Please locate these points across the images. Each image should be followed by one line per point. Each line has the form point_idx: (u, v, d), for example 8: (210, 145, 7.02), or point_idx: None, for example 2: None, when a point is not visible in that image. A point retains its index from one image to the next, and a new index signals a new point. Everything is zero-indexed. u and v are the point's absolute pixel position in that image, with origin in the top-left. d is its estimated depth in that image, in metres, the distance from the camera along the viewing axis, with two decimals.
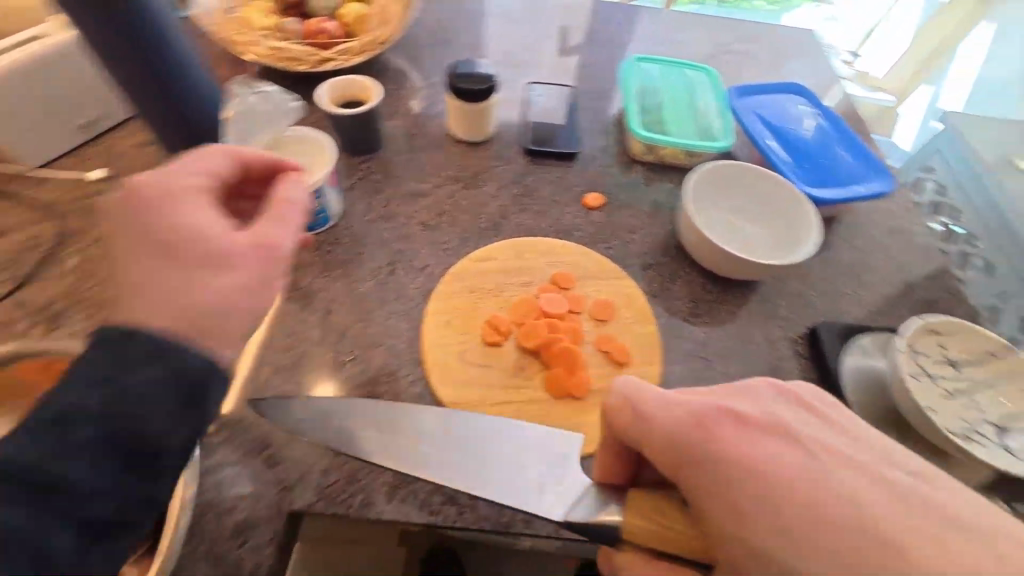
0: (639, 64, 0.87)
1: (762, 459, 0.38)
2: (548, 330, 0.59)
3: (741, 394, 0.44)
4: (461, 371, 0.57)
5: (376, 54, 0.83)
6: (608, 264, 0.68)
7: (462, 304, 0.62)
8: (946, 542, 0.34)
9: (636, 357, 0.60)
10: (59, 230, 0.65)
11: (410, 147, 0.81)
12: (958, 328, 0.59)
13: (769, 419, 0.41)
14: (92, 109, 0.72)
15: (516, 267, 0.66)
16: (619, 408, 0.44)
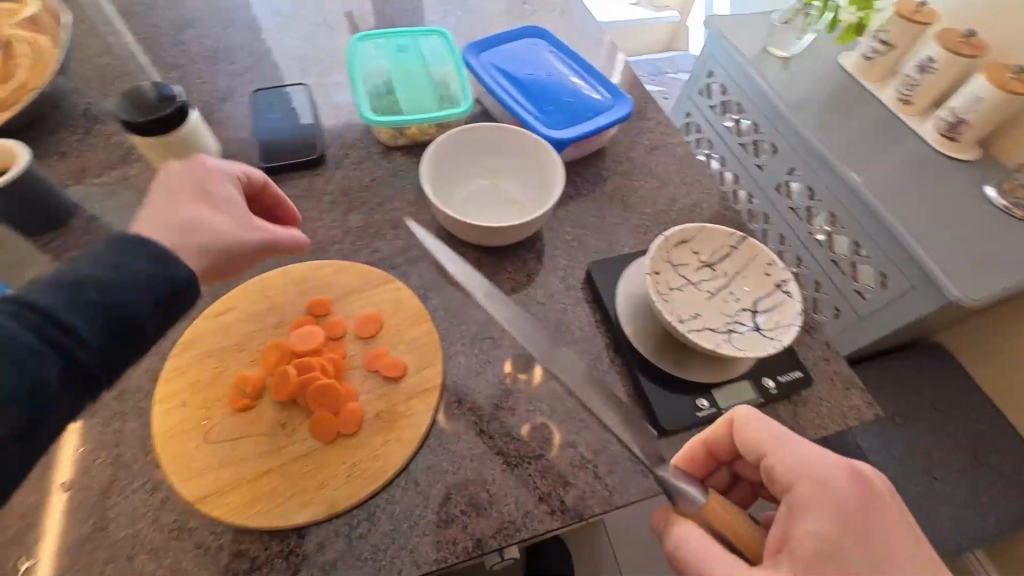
0: (367, 43, 0.80)
1: (836, 522, 0.39)
2: (300, 371, 0.51)
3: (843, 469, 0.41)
4: (206, 455, 0.48)
5: (32, 103, 0.67)
6: (370, 271, 0.61)
7: (199, 375, 0.52)
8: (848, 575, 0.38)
9: (411, 363, 0.55)
10: None
11: (118, 204, 0.67)
12: (700, 230, 0.61)
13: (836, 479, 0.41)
14: None
15: (264, 307, 0.58)
16: (748, 428, 0.45)
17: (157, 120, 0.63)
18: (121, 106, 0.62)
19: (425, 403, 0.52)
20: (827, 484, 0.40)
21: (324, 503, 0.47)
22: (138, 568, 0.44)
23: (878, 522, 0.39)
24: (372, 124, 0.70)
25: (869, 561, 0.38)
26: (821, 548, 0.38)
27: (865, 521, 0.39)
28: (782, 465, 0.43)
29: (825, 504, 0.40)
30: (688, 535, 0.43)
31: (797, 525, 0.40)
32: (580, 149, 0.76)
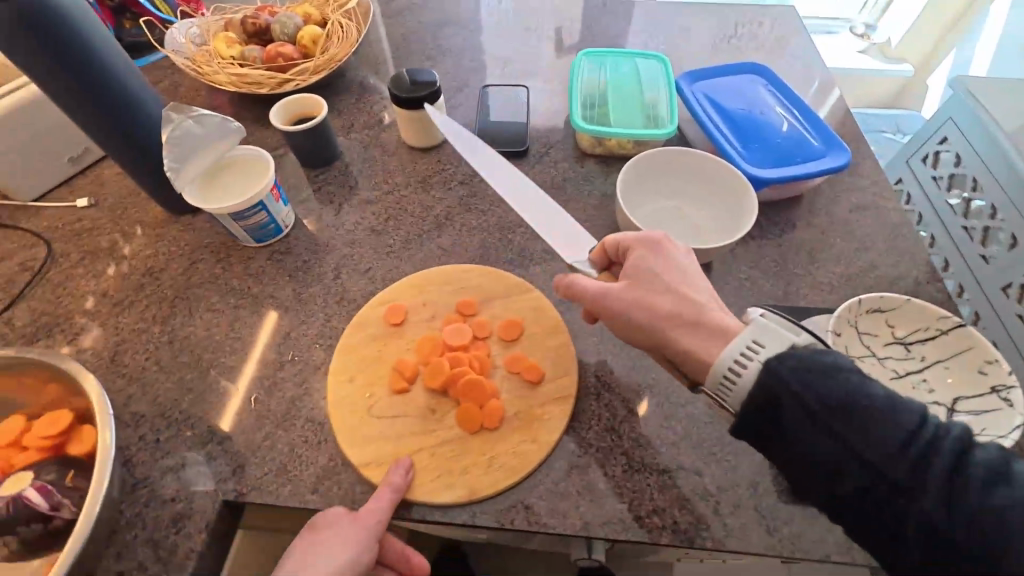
0: (590, 59, 0.88)
1: (655, 255, 0.52)
2: (450, 366, 0.57)
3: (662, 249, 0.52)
4: (370, 428, 0.55)
5: (333, 72, 0.88)
6: (514, 280, 0.66)
7: (363, 352, 0.60)
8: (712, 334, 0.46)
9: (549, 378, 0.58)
10: (49, 253, 0.73)
11: (367, 157, 0.85)
12: (905, 303, 0.55)
13: (672, 258, 0.52)
14: (80, 144, 0.80)
15: (418, 302, 0.65)
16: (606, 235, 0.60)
17: (416, 98, 0.77)
18: (395, 87, 0.78)
19: (561, 409, 0.56)
20: (673, 256, 0.52)
21: (463, 488, 0.52)
22: (326, 434, 0.56)
23: (684, 255, 0.53)
24: (580, 131, 0.77)
25: (697, 290, 0.50)
26: (649, 282, 0.50)
27: (683, 264, 0.51)
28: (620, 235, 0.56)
29: (644, 244, 0.53)
30: (561, 276, 0.56)
31: (636, 263, 0.52)
32: (776, 192, 0.74)
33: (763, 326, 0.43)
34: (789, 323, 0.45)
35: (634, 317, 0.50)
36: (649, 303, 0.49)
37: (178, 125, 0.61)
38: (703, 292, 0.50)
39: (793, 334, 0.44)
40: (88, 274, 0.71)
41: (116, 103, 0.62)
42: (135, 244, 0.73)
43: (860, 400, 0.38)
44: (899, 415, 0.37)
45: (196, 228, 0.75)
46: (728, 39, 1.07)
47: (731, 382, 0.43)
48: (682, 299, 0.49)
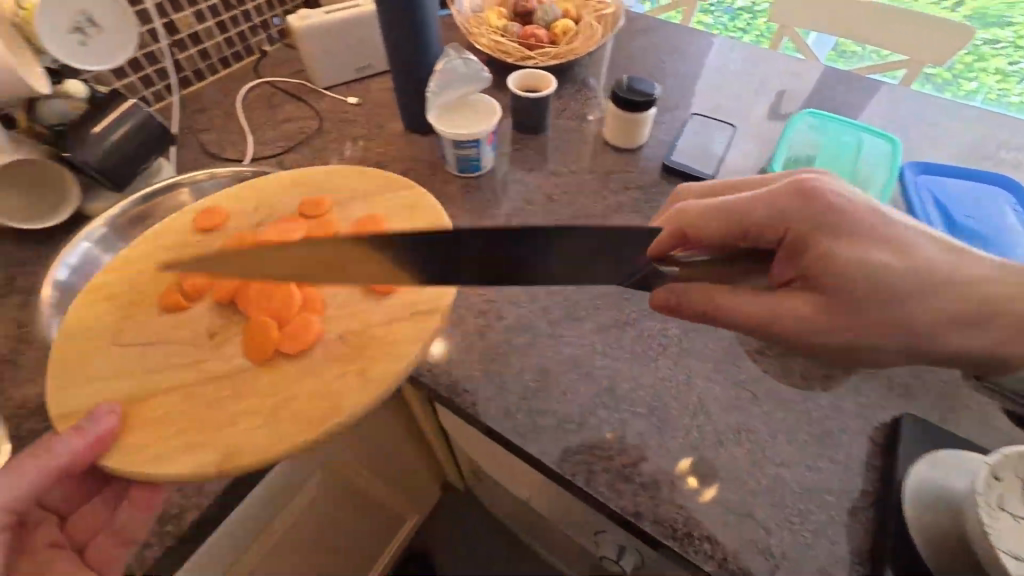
0: (814, 118, 0.87)
1: (829, 231, 0.47)
2: (265, 287, 0.64)
3: (837, 226, 0.47)
4: (133, 356, 0.60)
5: (568, 62, 1.00)
6: (389, 179, 0.75)
7: (143, 271, 0.67)
8: (938, 315, 0.46)
9: (407, 340, 0.60)
10: (319, 127, 0.95)
11: (566, 139, 0.95)
12: None
13: (848, 239, 0.46)
14: (368, 59, 1.03)
15: (260, 208, 0.73)
16: (688, 209, 0.52)
17: (633, 102, 0.85)
18: (619, 86, 0.87)
19: (413, 327, 0.62)
20: (832, 216, 0.47)
21: (320, 412, 0.55)
22: (452, 333, 0.66)
23: (823, 203, 0.48)
24: (775, 178, 0.77)
25: (873, 232, 0.47)
26: (865, 284, 0.45)
27: (839, 219, 0.47)
28: (758, 214, 0.49)
29: (767, 222, 0.49)
30: (684, 294, 0.52)
31: (827, 252, 0.46)
32: None
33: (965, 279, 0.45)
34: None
35: (851, 323, 0.46)
36: (876, 306, 0.46)
37: (450, 61, 0.74)
38: (881, 234, 0.47)
39: None
40: (338, 150, 0.91)
41: (416, 30, 0.79)
42: (375, 141, 0.93)
43: None
44: None
45: (419, 145, 0.91)
46: (980, 150, 0.96)
47: None
48: (892, 268, 0.45)
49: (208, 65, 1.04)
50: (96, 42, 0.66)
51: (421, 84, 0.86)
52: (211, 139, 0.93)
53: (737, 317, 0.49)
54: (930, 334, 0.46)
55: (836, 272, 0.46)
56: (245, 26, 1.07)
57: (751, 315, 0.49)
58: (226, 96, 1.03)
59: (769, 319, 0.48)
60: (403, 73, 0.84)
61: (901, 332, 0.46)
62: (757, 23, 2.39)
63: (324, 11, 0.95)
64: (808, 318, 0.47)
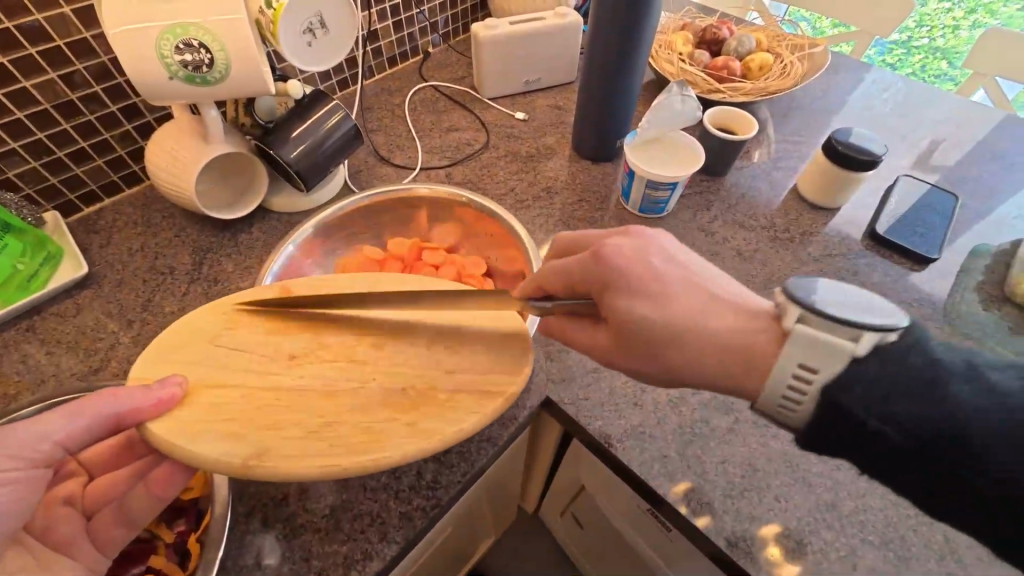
0: None
1: (612, 284, 0.47)
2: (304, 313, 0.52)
3: (632, 274, 0.46)
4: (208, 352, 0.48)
5: (760, 100, 0.91)
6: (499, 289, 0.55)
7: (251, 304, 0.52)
8: (731, 336, 0.44)
9: (459, 408, 0.45)
10: (485, 141, 0.92)
11: (750, 186, 0.86)
12: None
13: (616, 277, 0.47)
14: (539, 74, 0.99)
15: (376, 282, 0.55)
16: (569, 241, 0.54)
17: (851, 160, 0.75)
18: (835, 137, 0.77)
19: (468, 404, 0.45)
20: (653, 288, 0.46)
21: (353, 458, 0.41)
22: (642, 400, 0.59)
23: (632, 264, 0.47)
24: None
25: (663, 272, 0.47)
26: (640, 331, 0.45)
27: (664, 287, 0.46)
28: (554, 276, 0.50)
29: (590, 272, 0.48)
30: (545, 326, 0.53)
31: (617, 302, 0.46)
32: None
33: (809, 341, 0.39)
34: None
35: (640, 361, 0.47)
36: (697, 338, 0.44)
37: (671, 96, 0.68)
38: (735, 313, 0.45)
39: None
40: (505, 169, 0.87)
41: (627, 48, 0.72)
42: (544, 162, 0.88)
43: None
44: None
45: (592, 174, 0.86)
46: None
47: None
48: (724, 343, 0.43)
49: (379, 62, 1.03)
50: (320, 43, 0.64)
51: (612, 105, 0.80)
52: (379, 141, 0.92)
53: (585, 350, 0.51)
54: (726, 379, 0.44)
55: (625, 318, 0.46)
56: (418, 28, 1.05)
57: (611, 360, 0.48)
58: (391, 96, 1.02)
59: (645, 371, 0.47)
60: (596, 95, 0.79)
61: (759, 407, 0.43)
62: (913, 58, 2.17)
63: (510, 22, 0.91)
64: (642, 364, 0.47)
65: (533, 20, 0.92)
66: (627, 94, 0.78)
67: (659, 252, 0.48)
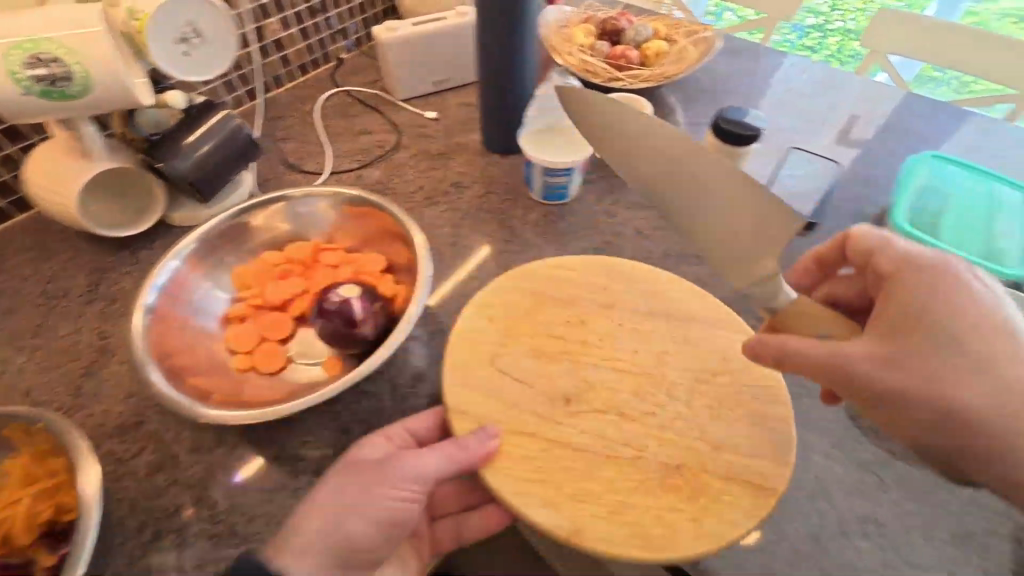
0: (942, 160, 0.77)
1: (935, 284, 0.46)
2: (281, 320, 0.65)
3: (927, 277, 0.46)
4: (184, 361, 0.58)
5: (658, 85, 0.95)
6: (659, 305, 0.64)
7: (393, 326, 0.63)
8: (976, 323, 0.44)
9: (569, 445, 0.54)
10: (397, 142, 0.93)
11: None
12: None
13: (929, 288, 0.46)
14: (448, 73, 1.01)
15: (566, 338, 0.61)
16: (872, 237, 0.52)
17: (736, 136, 0.79)
18: (721, 116, 0.81)
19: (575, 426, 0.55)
20: (967, 315, 0.44)
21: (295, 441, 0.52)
22: None
23: (979, 308, 0.44)
24: (898, 230, 0.70)
25: (912, 273, 0.47)
26: (929, 314, 0.45)
27: (963, 322, 0.44)
28: (895, 262, 0.48)
29: (930, 281, 0.46)
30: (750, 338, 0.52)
31: (929, 301, 0.45)
32: None
33: None
34: None
35: (906, 374, 0.44)
36: (952, 381, 0.43)
37: (553, 85, 0.71)
38: (990, 331, 0.44)
39: None
40: (415, 167, 0.88)
41: (513, 42, 0.76)
42: (454, 159, 0.90)
43: None
44: None
45: (501, 167, 0.88)
46: None
47: None
48: (1004, 385, 0.43)
49: (288, 71, 1.03)
50: (200, 53, 0.64)
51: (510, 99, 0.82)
52: (289, 149, 0.92)
53: (807, 369, 0.48)
54: (896, 387, 0.44)
55: (915, 294, 0.46)
56: (326, 34, 1.05)
57: (880, 376, 0.45)
58: (302, 104, 1.01)
59: (941, 407, 0.43)
60: (493, 91, 0.81)
61: (956, 414, 0.43)
62: (830, 41, 2.28)
63: (411, 24, 0.92)
64: (896, 387, 0.44)
65: (433, 19, 0.94)
66: (523, 86, 0.81)
67: (956, 280, 0.46)
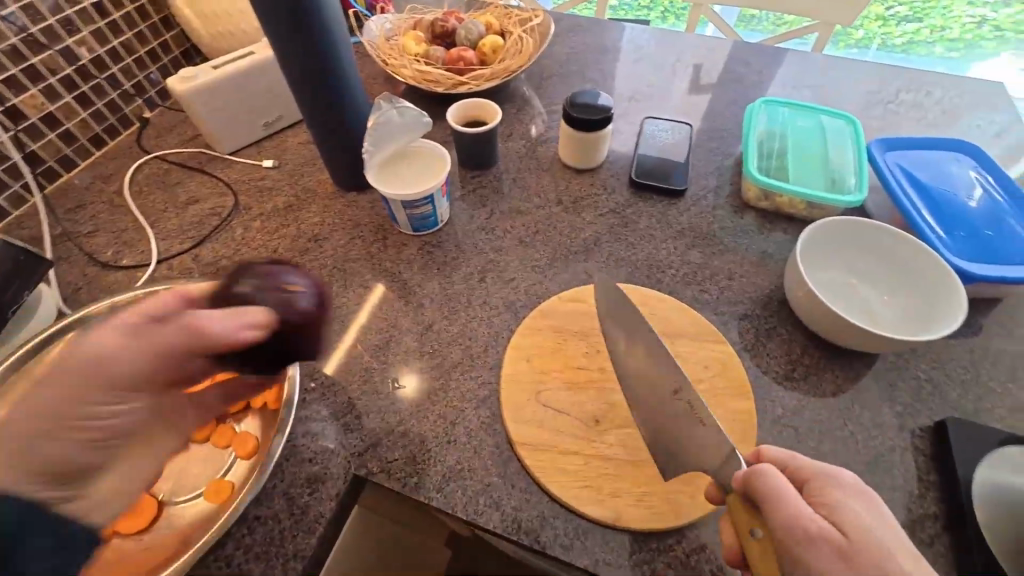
0: (769, 107, 0.83)
1: (859, 500, 0.40)
2: None
3: (853, 495, 0.41)
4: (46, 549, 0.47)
5: (504, 82, 0.91)
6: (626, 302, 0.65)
7: (516, 437, 0.55)
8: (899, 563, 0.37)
9: (559, 474, 0.52)
10: (234, 203, 0.81)
11: (520, 168, 0.86)
12: None
13: (868, 507, 0.40)
14: (276, 112, 0.89)
15: (542, 372, 0.59)
16: (773, 452, 0.47)
17: (588, 121, 0.77)
18: (570, 103, 0.78)
19: (558, 462, 0.53)
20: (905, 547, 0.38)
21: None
22: (455, 434, 0.56)
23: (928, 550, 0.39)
24: (752, 180, 0.73)
25: (837, 483, 0.42)
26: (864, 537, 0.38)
27: (881, 512, 0.40)
28: (812, 471, 0.43)
29: (856, 493, 0.41)
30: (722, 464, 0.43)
31: (853, 522, 0.39)
32: (977, 288, 0.64)
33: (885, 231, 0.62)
34: None
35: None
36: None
37: (384, 113, 0.64)
38: (872, 524, 0.39)
39: None
40: (264, 229, 0.78)
41: (326, 56, 0.64)
42: (307, 210, 0.80)
43: None
44: None
45: (361, 207, 0.80)
46: (899, 119, 1.04)
47: None
48: None
49: (76, 147, 0.85)
50: None
51: (331, 93, 0.68)
52: (100, 243, 0.76)
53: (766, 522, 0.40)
54: None
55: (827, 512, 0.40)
56: (114, 95, 0.88)
57: None
58: (105, 183, 0.84)
59: None
60: (307, 94, 0.67)
61: None
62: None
63: (211, 66, 0.79)
64: None
65: (238, 56, 0.81)
66: (340, 73, 0.67)
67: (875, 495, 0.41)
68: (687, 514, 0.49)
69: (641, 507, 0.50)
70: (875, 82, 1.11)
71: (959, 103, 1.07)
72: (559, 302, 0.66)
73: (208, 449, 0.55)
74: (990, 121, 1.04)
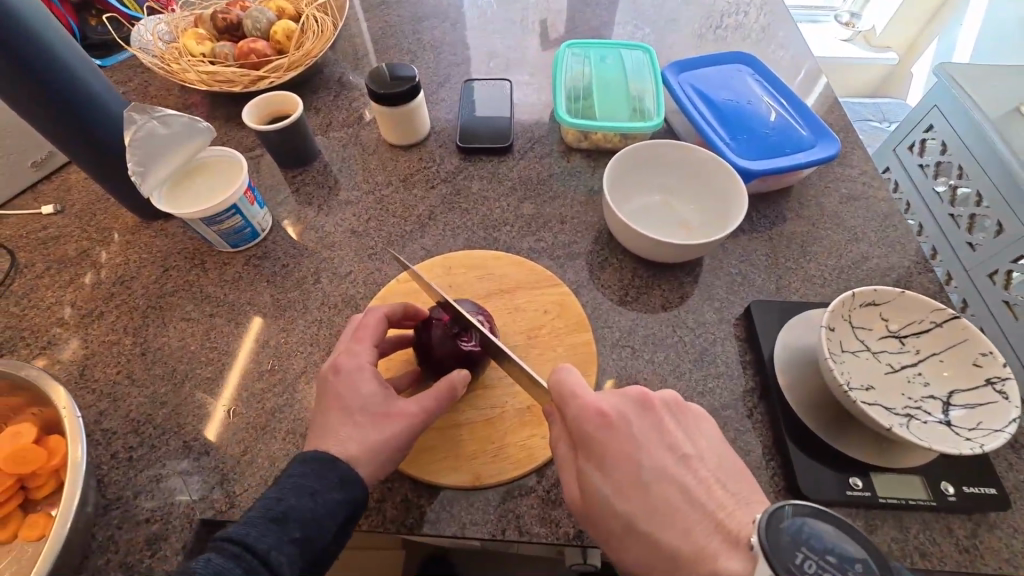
0: (574, 50, 0.85)
1: (609, 431, 0.43)
2: None
3: (606, 426, 0.43)
4: None
5: (309, 68, 0.85)
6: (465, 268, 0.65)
7: None
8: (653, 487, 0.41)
9: (418, 455, 0.52)
10: (12, 264, 0.69)
11: (345, 156, 0.82)
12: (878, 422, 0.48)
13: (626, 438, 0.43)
14: (44, 148, 0.76)
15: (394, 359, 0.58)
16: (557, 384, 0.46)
17: (394, 95, 0.74)
18: (373, 78, 0.75)
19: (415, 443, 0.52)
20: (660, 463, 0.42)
21: None
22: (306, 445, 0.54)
23: (707, 425, 0.46)
24: (565, 123, 0.74)
25: (601, 417, 0.44)
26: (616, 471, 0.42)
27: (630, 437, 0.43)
28: (575, 411, 0.44)
29: (609, 425, 0.43)
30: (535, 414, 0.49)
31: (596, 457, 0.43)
32: (766, 183, 0.72)
33: (695, 154, 0.66)
34: (888, 417, 0.49)
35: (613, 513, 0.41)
36: (665, 506, 0.40)
37: (141, 127, 0.57)
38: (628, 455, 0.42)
39: (893, 420, 0.49)
40: (56, 284, 0.68)
41: (49, 74, 0.55)
42: (104, 252, 0.71)
43: (978, 416, 0.46)
44: (995, 425, 0.45)
45: (171, 234, 0.72)
46: (703, 39, 1.11)
47: (914, 434, 0.47)
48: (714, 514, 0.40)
49: None
50: None
51: (50, 89, 0.55)
52: None
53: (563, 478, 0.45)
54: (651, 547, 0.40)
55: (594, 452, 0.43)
56: None
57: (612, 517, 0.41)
58: None
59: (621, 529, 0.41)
60: (17, 97, 0.55)
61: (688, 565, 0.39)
62: None
63: None
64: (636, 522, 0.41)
65: None
66: (53, 61, 0.54)
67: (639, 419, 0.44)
68: (539, 456, 0.51)
69: (498, 461, 0.51)
70: (680, 7, 1.18)
71: (753, 16, 1.17)
72: (399, 284, 0.64)
73: (22, 545, 0.49)
74: (780, 31, 1.13)
